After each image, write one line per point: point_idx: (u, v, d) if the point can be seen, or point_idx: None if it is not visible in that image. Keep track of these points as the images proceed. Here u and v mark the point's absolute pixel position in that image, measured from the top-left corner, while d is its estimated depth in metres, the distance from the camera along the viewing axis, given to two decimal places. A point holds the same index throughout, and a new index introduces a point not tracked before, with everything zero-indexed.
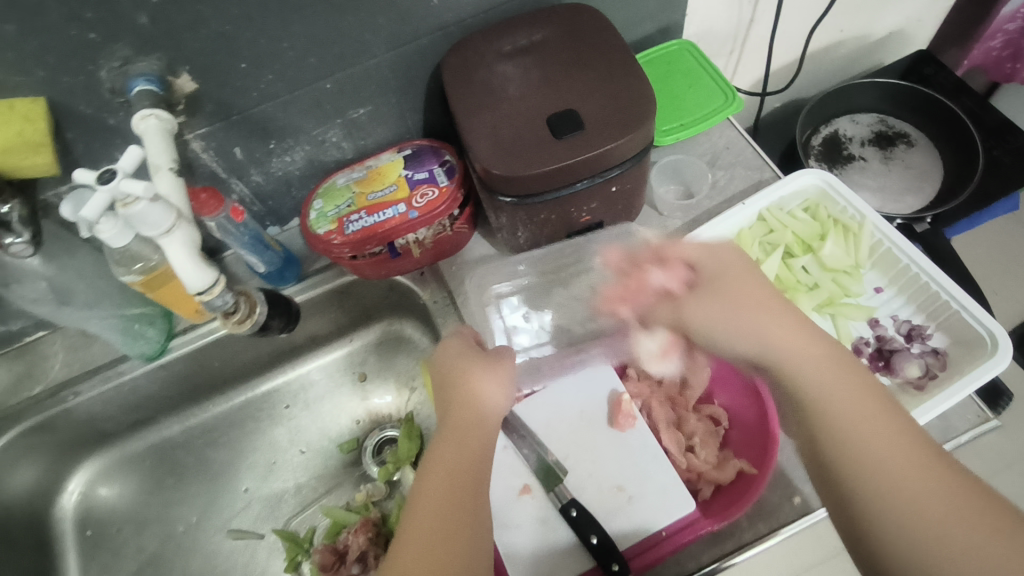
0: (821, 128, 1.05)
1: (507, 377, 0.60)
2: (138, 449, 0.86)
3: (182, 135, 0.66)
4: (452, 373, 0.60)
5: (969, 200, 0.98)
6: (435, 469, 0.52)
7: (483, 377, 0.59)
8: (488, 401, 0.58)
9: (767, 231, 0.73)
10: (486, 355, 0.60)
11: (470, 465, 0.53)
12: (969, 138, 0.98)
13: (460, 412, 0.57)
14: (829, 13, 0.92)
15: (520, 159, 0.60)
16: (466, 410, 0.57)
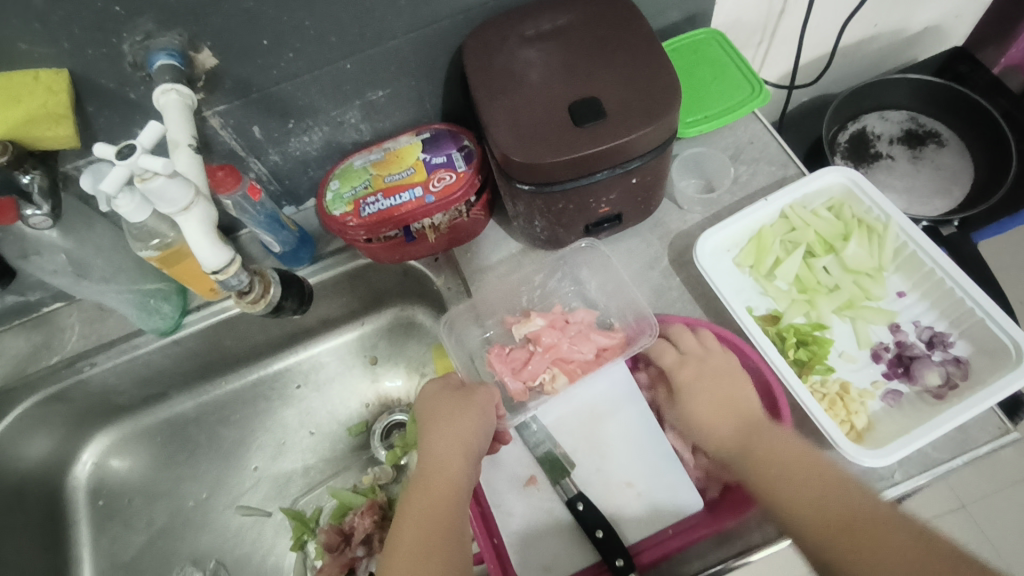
0: (849, 125, 1.02)
1: (481, 413, 0.61)
2: (151, 423, 0.88)
3: (201, 111, 0.66)
4: (432, 411, 0.62)
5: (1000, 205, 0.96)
6: (411, 512, 0.54)
7: (460, 413, 0.61)
8: (463, 437, 0.59)
9: (789, 229, 0.71)
10: (461, 393, 0.63)
11: (442, 502, 0.55)
12: (1003, 140, 0.95)
13: (436, 451, 0.58)
14: (863, 6, 0.90)
15: (539, 145, 0.59)
16: (446, 447, 0.58)
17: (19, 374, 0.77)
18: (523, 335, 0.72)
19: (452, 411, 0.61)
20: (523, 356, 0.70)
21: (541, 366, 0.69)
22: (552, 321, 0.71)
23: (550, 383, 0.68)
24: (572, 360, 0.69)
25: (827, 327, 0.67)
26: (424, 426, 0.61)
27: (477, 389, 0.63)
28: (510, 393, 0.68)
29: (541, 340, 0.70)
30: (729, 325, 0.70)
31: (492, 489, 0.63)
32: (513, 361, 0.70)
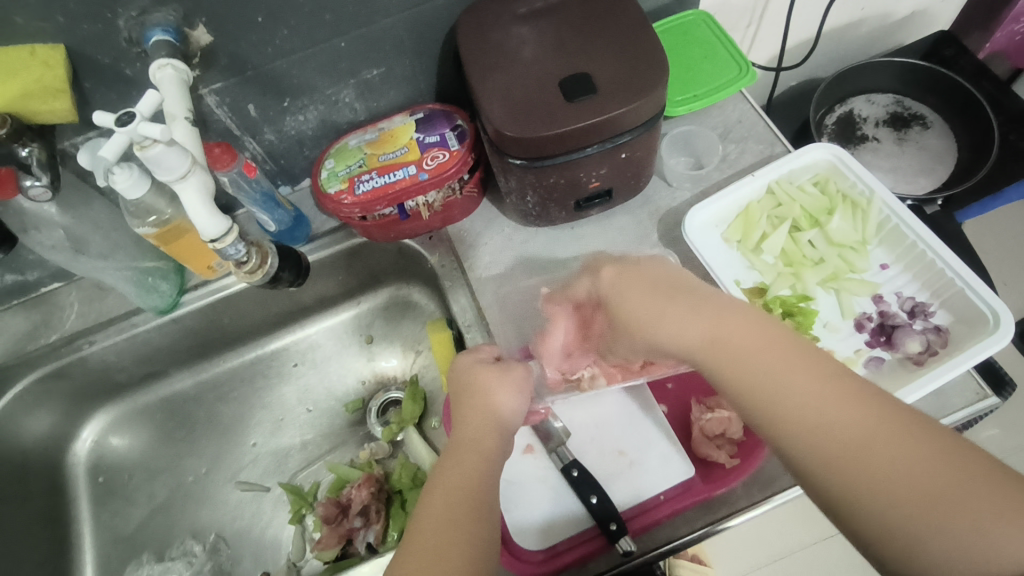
0: (836, 107, 1.04)
1: (515, 388, 0.62)
2: (150, 402, 0.89)
3: (197, 88, 0.66)
4: (469, 386, 0.62)
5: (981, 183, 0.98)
6: (443, 479, 0.55)
7: (496, 387, 0.61)
8: (496, 410, 0.60)
9: (775, 205, 0.73)
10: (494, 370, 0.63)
11: (471, 473, 0.55)
12: (985, 121, 0.98)
13: (469, 425, 0.59)
14: None
15: (531, 120, 0.61)
16: (477, 424, 0.59)
17: (19, 352, 0.78)
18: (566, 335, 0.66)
19: (488, 382, 0.62)
20: (573, 350, 0.67)
21: (583, 363, 0.66)
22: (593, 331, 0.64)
23: (587, 382, 0.67)
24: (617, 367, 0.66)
25: (811, 299, 0.69)
26: (461, 399, 0.62)
27: (513, 365, 0.64)
28: (548, 378, 0.67)
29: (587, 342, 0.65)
30: None
31: None
32: (561, 354, 0.67)
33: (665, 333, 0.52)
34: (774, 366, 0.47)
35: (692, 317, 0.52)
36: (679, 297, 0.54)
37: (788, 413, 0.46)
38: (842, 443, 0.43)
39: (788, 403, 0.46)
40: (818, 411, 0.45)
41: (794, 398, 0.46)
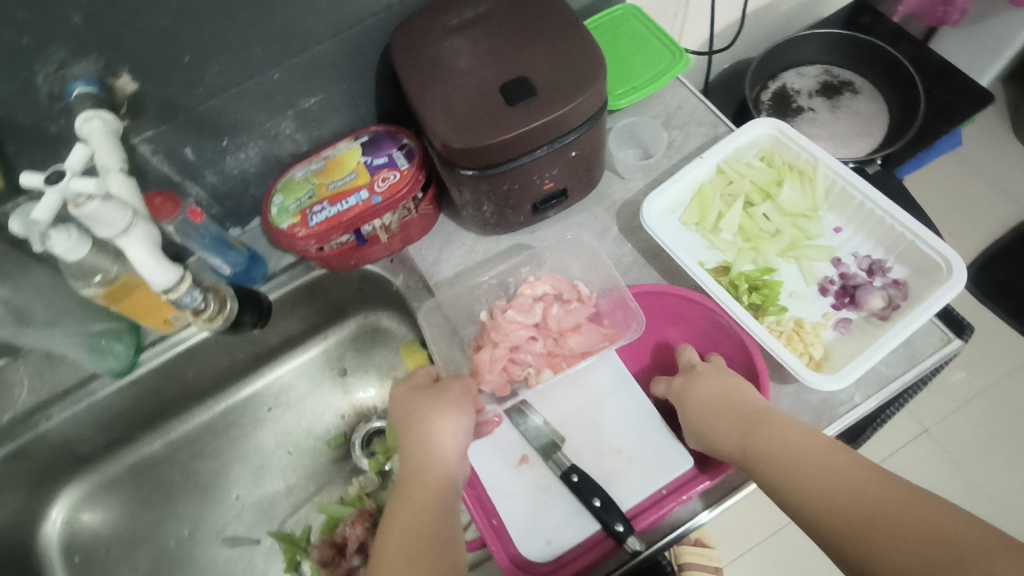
0: (769, 84, 1.07)
1: (457, 406, 0.61)
2: (121, 469, 0.85)
3: (128, 138, 0.64)
4: (407, 413, 0.62)
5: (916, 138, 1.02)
6: (397, 520, 0.55)
7: (435, 408, 0.61)
8: (438, 437, 0.59)
9: (726, 183, 0.74)
10: (430, 395, 0.62)
11: (423, 510, 0.55)
12: (909, 80, 1.02)
13: (415, 454, 0.59)
14: None
15: (477, 130, 0.60)
16: (421, 457, 0.59)
17: None
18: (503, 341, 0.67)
19: (427, 406, 0.61)
20: (505, 355, 0.67)
21: (525, 362, 0.68)
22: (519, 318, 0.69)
23: (536, 378, 0.67)
24: (558, 355, 0.68)
25: (774, 270, 0.70)
26: (403, 427, 0.62)
27: (450, 385, 0.63)
28: (492, 390, 0.66)
29: (514, 337, 0.68)
30: (684, 281, 0.72)
31: (484, 470, 0.64)
32: (496, 364, 0.66)
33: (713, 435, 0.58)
34: (790, 453, 0.53)
35: (729, 417, 0.58)
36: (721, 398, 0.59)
37: (798, 496, 0.50)
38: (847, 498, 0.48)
39: (793, 464, 0.52)
40: (816, 473, 0.50)
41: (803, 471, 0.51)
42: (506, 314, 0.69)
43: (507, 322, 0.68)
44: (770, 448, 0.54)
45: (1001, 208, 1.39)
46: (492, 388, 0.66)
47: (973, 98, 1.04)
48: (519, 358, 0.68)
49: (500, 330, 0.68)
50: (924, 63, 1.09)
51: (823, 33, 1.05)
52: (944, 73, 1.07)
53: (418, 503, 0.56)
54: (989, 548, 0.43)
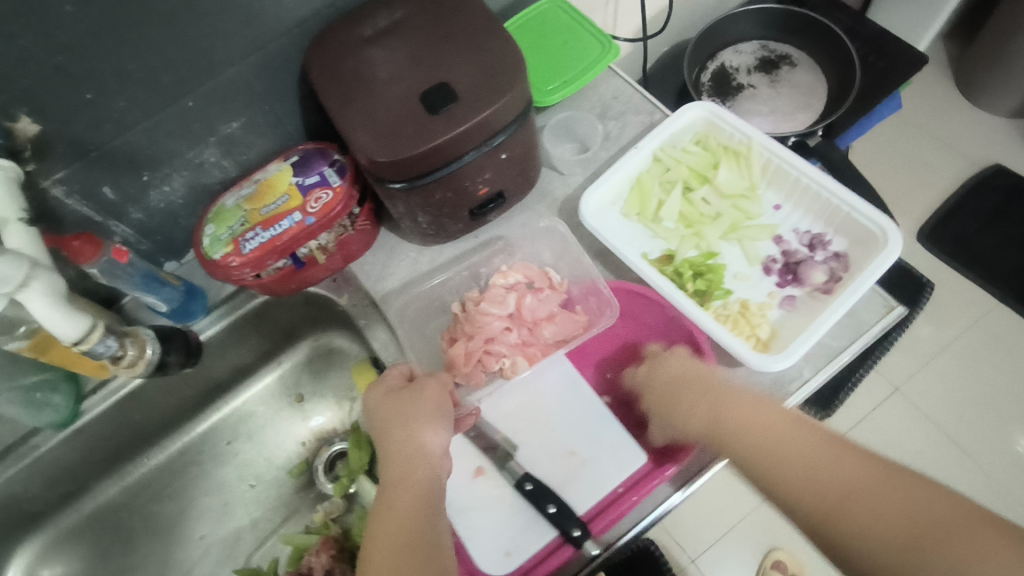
0: (708, 64, 1.06)
1: (436, 406, 0.60)
2: (76, 521, 0.81)
3: (38, 182, 0.62)
4: (383, 421, 0.59)
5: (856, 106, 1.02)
6: (382, 528, 0.52)
7: (411, 411, 0.59)
8: (419, 435, 0.57)
9: (664, 170, 0.73)
10: (405, 395, 0.60)
11: (414, 511, 0.53)
12: (844, 48, 1.02)
13: (397, 456, 0.57)
14: None
15: (399, 141, 0.59)
16: (403, 457, 0.56)
17: None
18: (477, 331, 0.67)
19: (403, 409, 0.59)
20: (480, 346, 0.66)
21: (503, 351, 0.67)
22: (493, 306, 0.68)
23: (511, 368, 0.66)
24: (534, 344, 0.68)
25: (717, 254, 0.69)
26: (381, 437, 0.59)
27: (424, 384, 0.61)
28: (466, 381, 0.66)
29: (488, 327, 0.67)
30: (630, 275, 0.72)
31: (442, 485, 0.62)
32: (470, 356, 0.66)
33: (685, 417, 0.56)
34: (757, 430, 0.51)
35: (701, 397, 0.56)
36: (689, 380, 0.58)
37: (767, 473, 0.49)
38: (824, 476, 0.46)
39: (763, 446, 0.50)
40: (789, 455, 0.48)
41: (775, 450, 0.49)
42: (478, 306, 0.68)
43: (478, 315, 0.68)
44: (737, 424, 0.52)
45: (949, 164, 1.41)
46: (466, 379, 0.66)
47: (909, 61, 1.04)
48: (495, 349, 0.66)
49: (473, 323, 0.67)
50: (858, 30, 1.09)
51: (755, 8, 1.05)
52: (878, 37, 1.08)
53: (406, 503, 0.53)
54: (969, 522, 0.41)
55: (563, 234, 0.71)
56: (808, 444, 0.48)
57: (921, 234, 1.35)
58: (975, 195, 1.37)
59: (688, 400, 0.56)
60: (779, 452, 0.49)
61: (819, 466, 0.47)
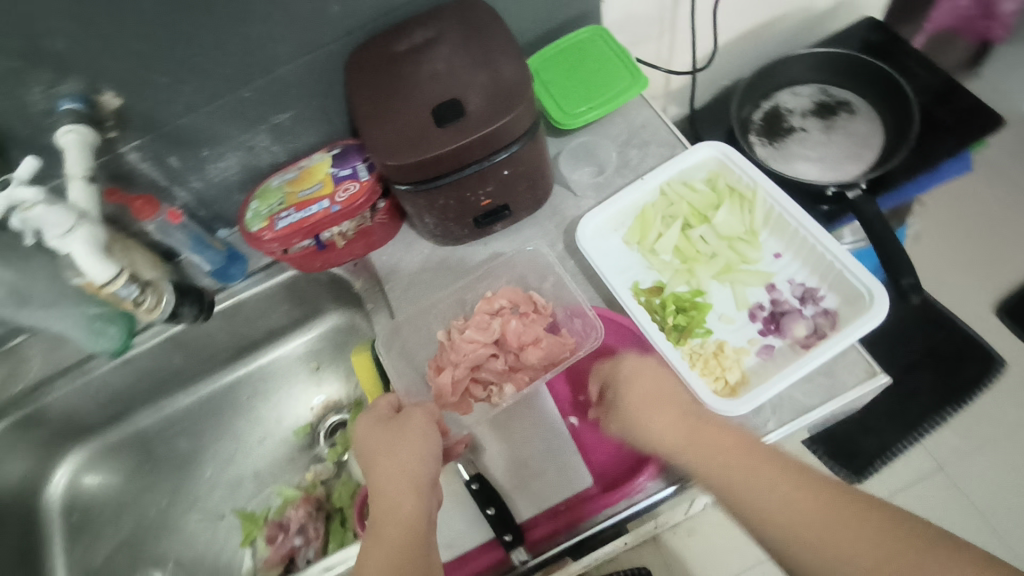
0: (761, 104, 1.05)
1: (421, 435, 0.62)
2: (117, 440, 0.94)
3: (117, 147, 0.73)
4: (372, 451, 0.62)
5: (913, 162, 0.97)
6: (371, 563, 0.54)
7: (401, 443, 0.61)
8: (404, 469, 0.59)
9: (668, 205, 0.75)
10: (392, 427, 0.63)
11: (401, 546, 0.54)
12: (907, 101, 0.97)
13: (385, 487, 0.59)
14: None
15: (406, 148, 0.65)
16: (388, 488, 0.58)
17: None
18: (465, 358, 0.70)
19: (392, 441, 0.62)
20: (467, 373, 0.70)
21: (491, 377, 0.71)
22: (481, 332, 0.71)
23: (497, 396, 0.70)
24: (521, 369, 0.71)
25: (705, 293, 0.71)
26: (366, 466, 0.61)
27: (408, 415, 0.63)
28: (455, 410, 0.69)
29: (475, 355, 0.71)
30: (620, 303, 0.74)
31: None
32: (458, 383, 0.70)
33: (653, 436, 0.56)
34: (727, 459, 0.53)
35: (670, 420, 0.56)
36: (654, 397, 0.58)
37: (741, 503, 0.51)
38: (790, 508, 0.49)
39: (734, 476, 0.52)
40: (760, 487, 0.51)
41: (745, 481, 0.51)
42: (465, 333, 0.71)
43: (467, 337, 0.70)
44: (709, 451, 0.54)
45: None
46: (454, 409, 0.69)
47: (982, 122, 0.98)
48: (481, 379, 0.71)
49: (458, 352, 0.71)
50: (932, 84, 1.04)
51: (818, 51, 1.02)
52: (952, 95, 1.01)
53: (395, 534, 0.55)
54: (909, 546, 0.47)
55: (553, 262, 0.75)
56: (776, 476, 0.51)
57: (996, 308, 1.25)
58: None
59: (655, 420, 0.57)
60: (751, 483, 0.51)
61: (786, 500, 0.50)
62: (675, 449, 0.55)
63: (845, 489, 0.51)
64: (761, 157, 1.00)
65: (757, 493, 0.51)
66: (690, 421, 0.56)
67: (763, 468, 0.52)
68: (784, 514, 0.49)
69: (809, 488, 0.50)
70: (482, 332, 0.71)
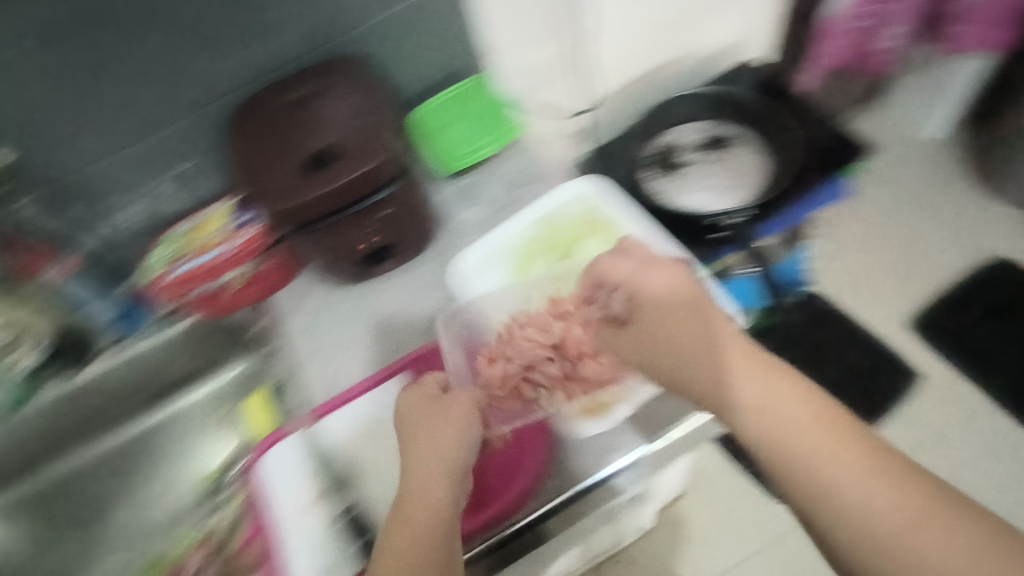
0: (658, 137, 1.09)
1: (461, 420, 0.62)
2: (29, 491, 0.94)
3: (14, 199, 0.76)
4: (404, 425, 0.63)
5: (798, 189, 1.02)
6: (391, 548, 0.54)
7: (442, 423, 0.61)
8: (440, 451, 0.60)
9: (546, 236, 0.80)
10: (434, 406, 0.63)
11: (424, 536, 0.54)
12: (785, 137, 1.05)
13: (421, 468, 0.59)
14: (654, 38, 1.00)
15: (282, 194, 0.69)
16: (423, 468, 0.59)
17: None
18: (519, 356, 0.68)
19: (433, 417, 0.62)
20: (518, 372, 0.67)
21: (542, 379, 0.67)
22: (511, 339, 0.70)
23: (546, 401, 0.67)
24: (575, 380, 0.68)
25: None
26: (410, 442, 0.61)
27: (458, 398, 0.64)
28: (500, 407, 0.67)
29: (524, 356, 0.68)
30: None
31: (284, 506, 0.68)
32: (507, 379, 0.67)
33: (730, 372, 0.57)
34: (784, 408, 0.53)
35: (756, 364, 0.56)
36: (740, 341, 0.59)
37: (793, 451, 0.51)
38: (840, 469, 0.49)
39: (797, 424, 0.52)
40: (811, 437, 0.51)
41: (804, 433, 0.52)
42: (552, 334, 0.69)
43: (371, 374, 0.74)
44: (775, 397, 0.54)
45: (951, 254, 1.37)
46: (500, 402, 0.67)
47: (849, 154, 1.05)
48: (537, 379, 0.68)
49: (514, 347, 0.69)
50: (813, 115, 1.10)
51: (703, 91, 1.10)
52: (822, 128, 1.07)
53: (426, 516, 0.55)
54: (956, 516, 0.46)
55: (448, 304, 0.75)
56: (838, 434, 0.51)
57: (911, 322, 1.33)
58: (979, 290, 1.32)
59: (735, 359, 0.57)
60: (808, 431, 0.52)
61: (844, 453, 0.50)
62: (742, 389, 0.55)
63: (911, 463, 0.50)
64: (652, 194, 1.04)
65: (807, 443, 0.51)
66: (769, 364, 0.56)
67: (819, 423, 0.52)
68: (832, 467, 0.50)
69: (873, 451, 0.50)
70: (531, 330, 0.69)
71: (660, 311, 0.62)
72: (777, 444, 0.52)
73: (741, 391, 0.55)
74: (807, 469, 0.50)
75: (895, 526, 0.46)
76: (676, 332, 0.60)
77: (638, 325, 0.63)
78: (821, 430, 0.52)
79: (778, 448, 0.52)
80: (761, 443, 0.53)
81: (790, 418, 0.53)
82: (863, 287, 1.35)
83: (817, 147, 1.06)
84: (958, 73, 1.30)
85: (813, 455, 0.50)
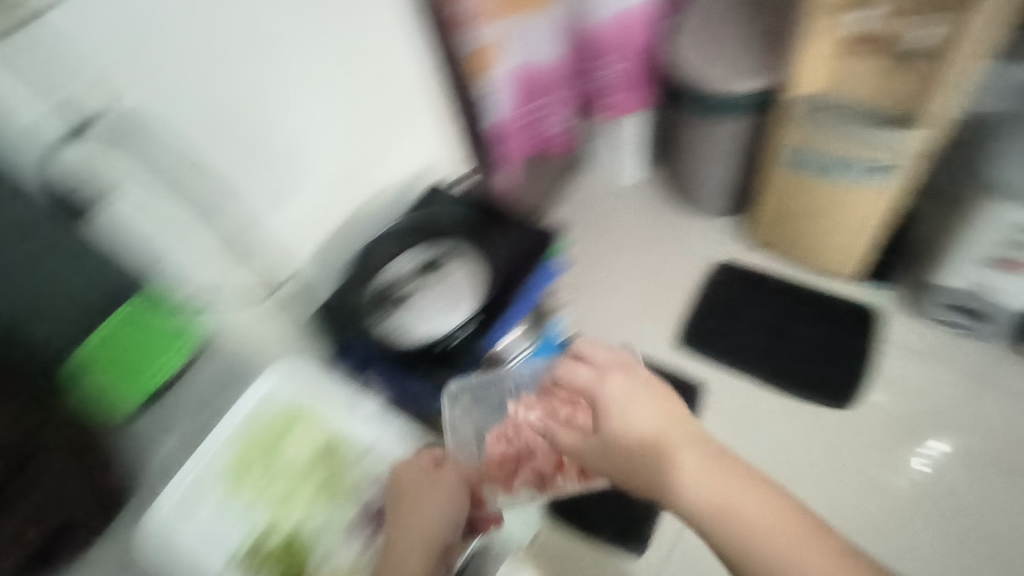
0: (370, 284, 1.17)
1: (444, 493, 0.99)
2: None
3: None
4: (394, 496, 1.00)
5: (509, 290, 1.13)
6: None
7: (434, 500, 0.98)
8: (418, 523, 0.95)
9: (249, 445, 1.11)
10: (430, 478, 1.00)
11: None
12: (484, 249, 1.16)
13: (410, 524, 0.95)
14: (333, 182, 1.22)
15: None
16: (408, 532, 0.94)
17: None
18: (508, 447, 1.13)
19: (428, 493, 0.99)
20: (515, 461, 1.12)
21: (525, 475, 1.12)
22: (514, 428, 1.12)
23: (518, 492, 1.12)
24: (529, 465, 1.12)
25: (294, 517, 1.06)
26: (405, 503, 0.99)
27: (440, 477, 1.01)
28: (529, 477, 1.12)
29: (518, 447, 1.12)
30: None
31: None
32: (505, 463, 1.12)
33: (684, 474, 0.86)
34: (716, 492, 0.83)
35: (698, 454, 0.87)
36: (687, 432, 0.91)
37: (722, 525, 0.81)
38: (764, 519, 0.80)
39: (718, 505, 0.82)
40: (745, 503, 0.82)
41: (735, 502, 0.82)
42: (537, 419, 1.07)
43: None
44: (718, 479, 0.84)
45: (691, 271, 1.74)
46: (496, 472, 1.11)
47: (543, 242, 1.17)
48: (531, 460, 1.12)
49: (518, 435, 1.11)
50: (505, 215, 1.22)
51: (399, 227, 1.18)
52: (522, 228, 1.19)
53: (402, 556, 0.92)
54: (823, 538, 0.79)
55: None
56: (750, 494, 0.83)
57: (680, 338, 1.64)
58: (715, 293, 1.69)
59: (689, 457, 0.87)
60: (739, 505, 0.82)
61: (753, 511, 0.81)
62: (697, 483, 0.85)
63: (787, 503, 0.82)
64: (380, 336, 1.09)
65: (749, 513, 0.81)
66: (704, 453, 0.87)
67: (746, 492, 0.83)
68: (757, 530, 0.80)
69: (779, 503, 0.82)
70: (523, 424, 1.11)
71: (636, 415, 0.92)
72: (727, 521, 0.81)
73: (691, 491, 0.85)
74: (734, 540, 0.80)
75: (789, 552, 0.78)
76: (650, 433, 0.90)
77: (609, 421, 0.93)
78: (755, 498, 0.82)
79: (722, 522, 0.81)
80: (702, 522, 0.83)
81: (730, 494, 0.83)
82: (623, 326, 1.68)
83: (515, 247, 1.16)
84: (623, 139, 1.81)
85: (760, 526, 0.80)
